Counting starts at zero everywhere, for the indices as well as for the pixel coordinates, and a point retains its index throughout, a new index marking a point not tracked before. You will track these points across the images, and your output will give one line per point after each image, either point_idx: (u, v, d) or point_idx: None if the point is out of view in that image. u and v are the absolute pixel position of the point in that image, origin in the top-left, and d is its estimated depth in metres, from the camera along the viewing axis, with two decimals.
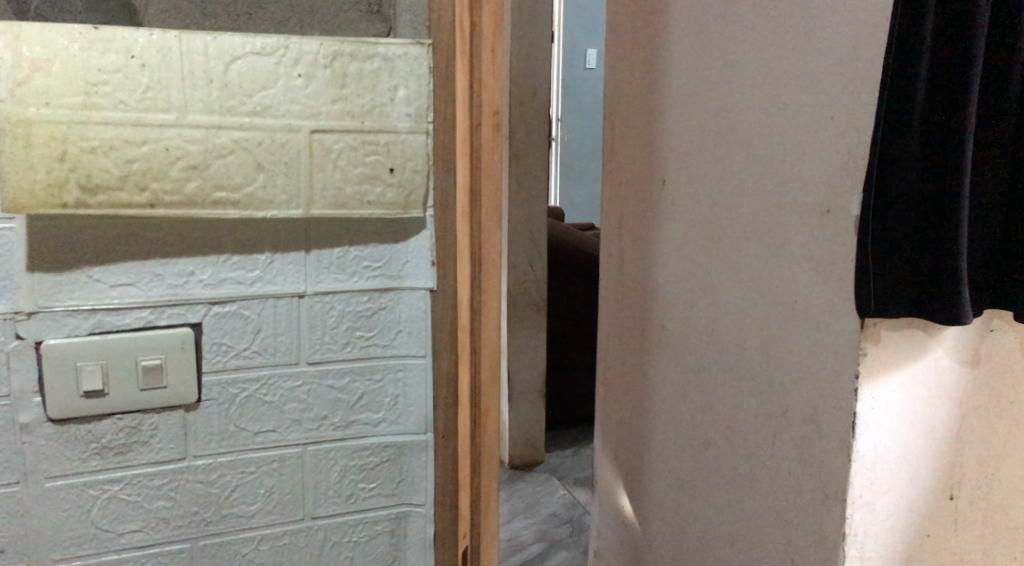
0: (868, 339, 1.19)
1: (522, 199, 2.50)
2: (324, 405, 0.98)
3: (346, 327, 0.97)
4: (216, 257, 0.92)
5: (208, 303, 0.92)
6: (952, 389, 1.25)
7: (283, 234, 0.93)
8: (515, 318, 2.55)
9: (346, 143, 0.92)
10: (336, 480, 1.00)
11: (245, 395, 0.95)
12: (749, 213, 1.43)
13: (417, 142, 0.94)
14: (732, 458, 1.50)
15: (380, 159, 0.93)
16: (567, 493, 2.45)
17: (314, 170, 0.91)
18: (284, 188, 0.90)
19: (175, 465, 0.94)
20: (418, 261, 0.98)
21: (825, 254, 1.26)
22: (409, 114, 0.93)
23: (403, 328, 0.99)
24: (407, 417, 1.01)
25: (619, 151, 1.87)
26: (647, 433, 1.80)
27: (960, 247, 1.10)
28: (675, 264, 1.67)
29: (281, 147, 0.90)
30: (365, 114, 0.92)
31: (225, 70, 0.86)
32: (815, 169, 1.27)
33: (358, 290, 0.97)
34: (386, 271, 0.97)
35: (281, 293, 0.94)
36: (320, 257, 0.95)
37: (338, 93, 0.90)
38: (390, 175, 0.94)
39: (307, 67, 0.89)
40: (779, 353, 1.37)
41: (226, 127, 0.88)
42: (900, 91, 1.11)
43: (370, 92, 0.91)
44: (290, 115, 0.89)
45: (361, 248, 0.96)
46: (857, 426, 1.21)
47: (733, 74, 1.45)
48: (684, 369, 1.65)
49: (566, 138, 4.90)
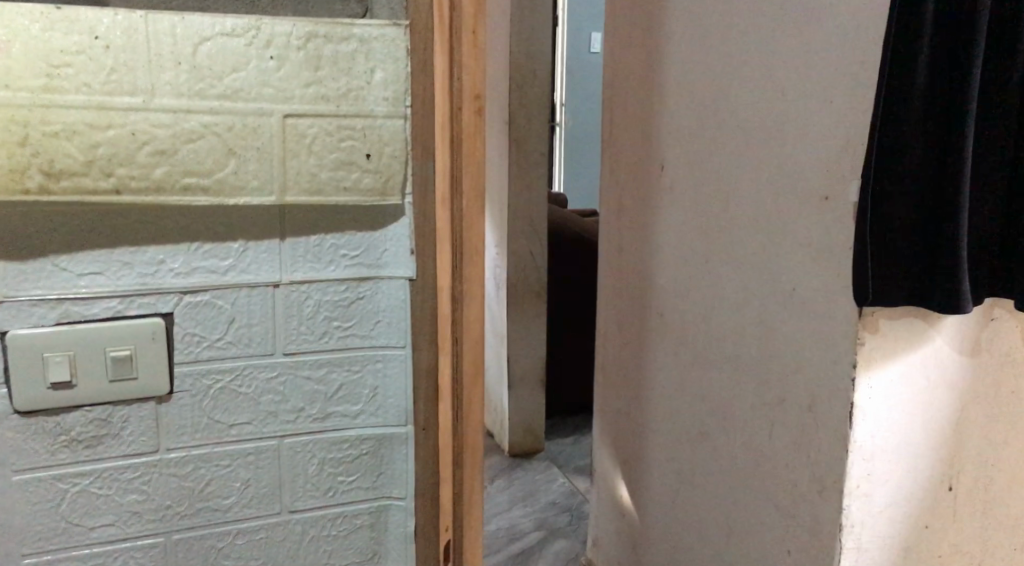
0: (866, 328, 1.17)
1: (521, 186, 2.48)
2: (301, 397, 0.97)
3: (323, 317, 0.95)
4: (187, 245, 0.90)
5: (180, 292, 0.91)
6: (953, 379, 1.22)
7: (258, 222, 0.91)
8: (514, 306, 2.53)
9: (320, 127, 0.90)
10: (314, 473, 0.99)
11: (219, 386, 0.94)
12: (746, 200, 1.41)
13: (395, 126, 0.92)
14: (729, 448, 1.49)
15: (356, 144, 0.91)
16: (567, 481, 2.44)
17: (287, 156, 0.89)
18: (256, 173, 0.89)
19: (147, 458, 0.93)
20: (397, 250, 0.96)
21: (824, 241, 1.24)
22: (386, 98, 0.91)
23: (382, 318, 0.97)
24: (387, 409, 0.99)
25: (617, 135, 1.84)
26: (645, 423, 1.79)
27: (962, 235, 1.08)
28: (672, 252, 1.65)
29: (253, 132, 0.88)
30: (340, 98, 0.89)
31: (193, 51, 0.85)
32: (814, 155, 1.24)
33: (335, 279, 0.95)
34: (364, 259, 0.95)
35: (255, 282, 0.92)
36: (295, 245, 0.93)
37: (311, 77, 0.88)
38: (366, 160, 0.91)
39: (280, 49, 0.87)
40: (777, 342, 1.35)
41: (195, 111, 0.86)
42: (901, 72, 1.08)
43: (344, 75, 0.89)
44: (263, 98, 0.87)
45: (338, 236, 0.94)
46: (853, 416, 1.19)
47: (731, 57, 1.42)
48: (682, 359, 1.63)
49: (570, 122, 4.87)
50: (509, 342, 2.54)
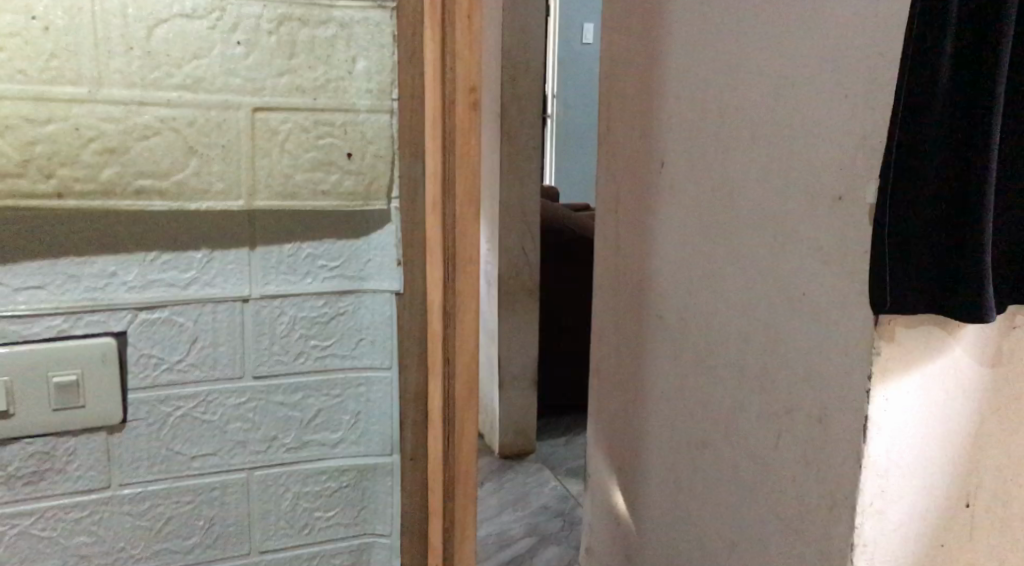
0: (882, 336, 1.10)
1: (513, 179, 2.40)
2: (273, 425, 0.89)
3: (299, 336, 0.88)
4: (143, 255, 0.82)
5: (135, 308, 0.83)
6: (973, 391, 1.16)
7: (227, 227, 0.84)
8: (505, 303, 2.46)
9: (295, 123, 0.82)
10: (288, 508, 0.91)
11: (180, 414, 0.86)
12: (752, 198, 1.34)
13: (379, 121, 0.85)
14: (732, 458, 1.42)
15: (336, 142, 0.84)
16: (559, 484, 2.37)
17: (257, 155, 0.82)
18: (221, 174, 0.81)
19: (97, 495, 0.85)
20: (383, 260, 0.89)
21: (836, 244, 1.17)
22: (370, 90, 0.84)
23: (365, 336, 0.90)
24: (369, 436, 0.93)
25: (614, 129, 1.77)
26: (642, 430, 1.72)
27: (986, 239, 1.01)
28: (672, 256, 1.58)
29: (218, 128, 0.80)
30: (318, 90, 0.82)
31: (147, 35, 0.76)
32: (825, 152, 1.17)
33: (313, 293, 0.88)
34: (345, 271, 0.88)
35: (221, 296, 0.85)
36: (267, 254, 0.86)
37: (284, 65, 0.81)
38: (347, 160, 0.85)
39: (248, 33, 0.79)
40: (785, 349, 1.28)
41: (150, 103, 0.78)
42: (926, 64, 1.00)
43: (321, 64, 0.82)
44: (228, 89, 0.79)
45: (315, 245, 0.87)
46: (867, 430, 1.12)
47: (737, 47, 1.35)
48: (682, 365, 1.56)
49: (561, 114, 4.79)
50: (500, 341, 2.47)
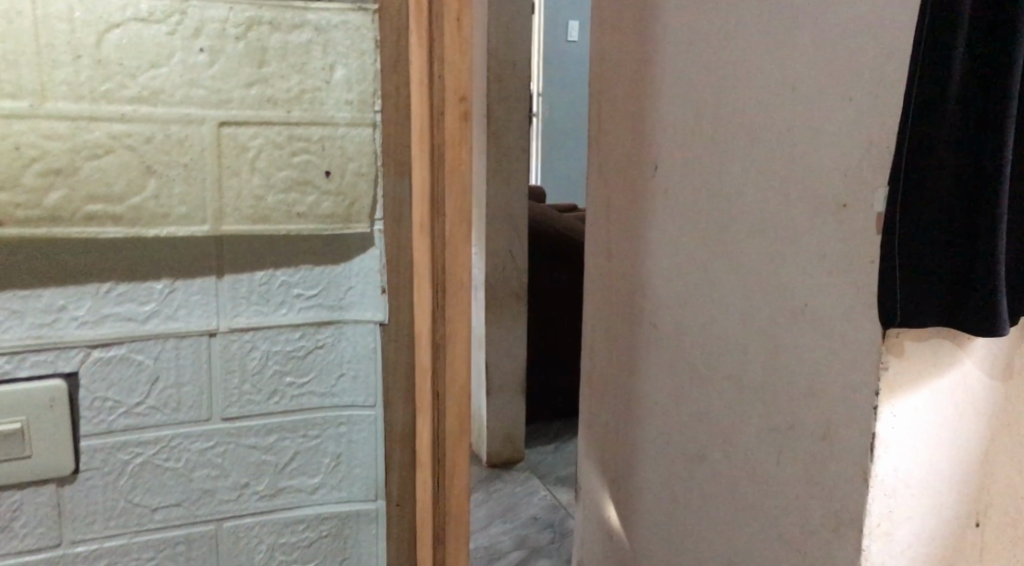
0: (890, 351, 1.05)
1: (500, 182, 2.34)
2: (245, 470, 0.83)
3: (273, 372, 0.83)
4: (96, 287, 0.76)
5: (87, 347, 0.77)
6: (984, 406, 1.11)
7: (194, 253, 0.78)
8: (492, 308, 2.41)
9: (267, 137, 0.77)
10: (261, 561, 0.86)
11: (139, 462, 0.80)
12: (751, 206, 1.29)
13: (360, 136, 0.79)
14: (730, 474, 1.38)
15: (312, 160, 0.79)
16: (549, 494, 2.32)
17: (224, 175, 0.76)
18: (183, 197, 0.76)
19: (47, 554, 0.79)
20: (365, 289, 0.83)
21: (841, 253, 1.12)
22: (350, 102, 0.79)
23: (346, 372, 0.85)
24: (352, 481, 0.87)
25: (606, 131, 1.73)
26: (636, 443, 1.67)
27: (1000, 248, 0.96)
28: (667, 266, 1.53)
29: (180, 144, 0.75)
30: (292, 101, 0.77)
31: (97, 42, 0.71)
32: (829, 158, 1.13)
33: (288, 325, 0.82)
34: (324, 300, 0.83)
35: (186, 330, 0.79)
36: (236, 283, 0.80)
37: (254, 74, 0.75)
38: (325, 180, 0.79)
39: (212, 39, 0.74)
40: (787, 362, 1.23)
41: (99, 119, 0.72)
42: (936, 65, 0.95)
43: (294, 72, 0.77)
44: (191, 102, 0.74)
45: (290, 273, 0.82)
46: (874, 449, 1.07)
47: (736, 48, 1.30)
48: (678, 377, 1.52)
49: (547, 113, 4.74)
50: (487, 347, 2.41)
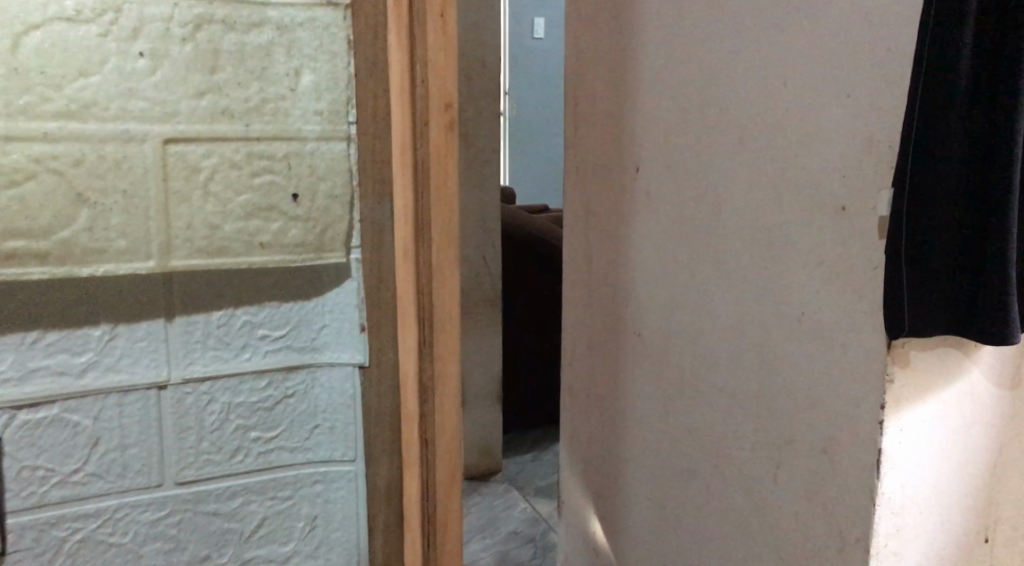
0: (895, 362, 1.00)
1: (472, 185, 2.27)
2: (203, 542, 0.77)
3: (235, 428, 0.76)
4: (21, 338, 0.69)
5: (13, 408, 0.70)
6: (990, 417, 1.09)
7: (139, 294, 0.72)
8: (467, 315, 2.33)
9: (222, 156, 0.71)
10: None
11: (78, 540, 0.73)
12: (742, 211, 1.24)
13: (329, 151, 0.74)
14: (725, 489, 1.33)
15: (276, 181, 0.73)
16: (529, 506, 2.25)
17: (172, 200, 0.71)
18: (122, 227, 0.70)
19: None
20: (342, 327, 0.78)
21: (841, 259, 1.06)
22: (319, 113, 0.73)
23: (321, 422, 0.79)
24: (330, 544, 0.81)
25: (583, 133, 1.67)
26: (622, 456, 1.62)
27: (1011, 252, 0.91)
28: (652, 275, 1.49)
29: (118, 166, 0.69)
30: (250, 113, 0.71)
31: (16, 47, 0.65)
32: (825, 160, 1.07)
33: (252, 371, 0.76)
34: (292, 342, 0.77)
35: (136, 382, 0.72)
36: (191, 325, 0.73)
37: (205, 82, 0.70)
38: (292, 203, 0.74)
39: (154, 41, 0.68)
40: (786, 373, 1.18)
41: (20, 138, 0.66)
42: (946, 57, 0.89)
43: (253, 79, 0.71)
44: (130, 116, 0.68)
45: (254, 311, 0.75)
46: (881, 465, 1.02)
47: (723, 45, 1.25)
48: (666, 388, 1.47)
49: (514, 113, 4.67)
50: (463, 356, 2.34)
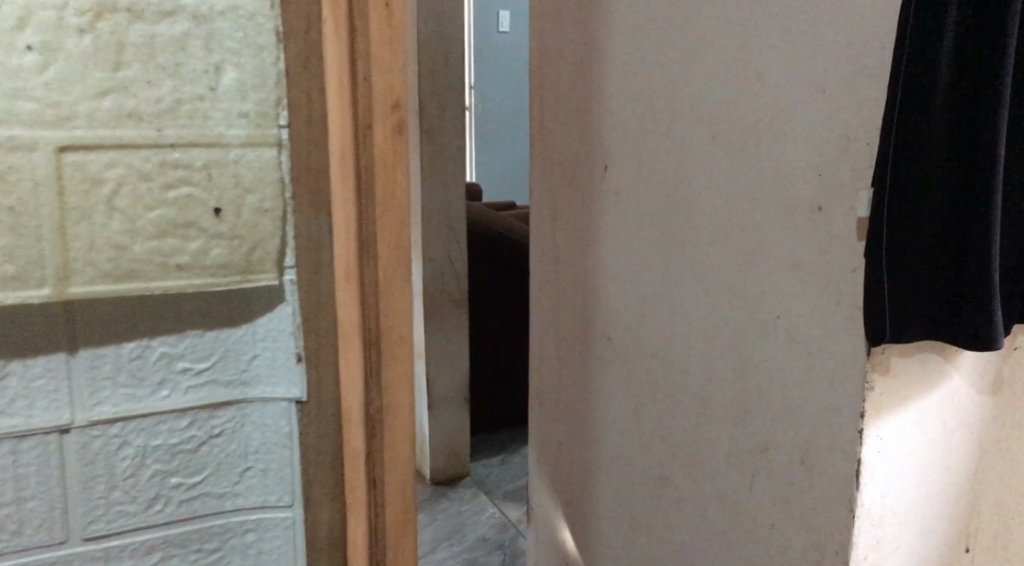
0: (874, 369, 0.96)
1: (436, 183, 2.21)
2: None
3: (154, 473, 0.69)
4: None
5: None
6: (971, 422, 1.06)
7: (40, 326, 0.64)
8: (432, 316, 2.27)
9: (131, 166, 0.63)
10: None
11: None
12: (713, 211, 1.20)
13: (259, 157, 0.67)
14: (698, 497, 1.30)
15: (196, 194, 0.65)
16: (497, 511, 2.20)
17: (71, 221, 0.62)
18: (13, 252, 0.61)
19: None
20: (272, 357, 0.71)
21: (817, 262, 1.02)
22: (244, 116, 0.66)
23: (252, 463, 0.72)
24: None
25: (549, 129, 1.62)
26: (592, 462, 1.58)
27: (994, 254, 0.87)
28: (621, 277, 1.45)
29: (9, 181, 0.60)
30: (164, 116, 0.63)
31: None
32: (799, 159, 1.03)
33: (172, 408, 0.69)
34: (220, 372, 0.70)
35: (33, 426, 0.65)
36: (98, 358, 0.66)
37: (108, 81, 0.61)
38: (214, 219, 0.66)
39: (47, 34, 0.60)
40: (761, 379, 1.14)
41: None
42: (928, 48, 0.84)
43: (165, 76, 0.63)
44: (19, 122, 0.60)
45: (174, 341, 0.68)
46: (860, 475, 0.99)
47: (693, 40, 1.20)
48: (637, 393, 1.44)
49: (480, 107, 4.61)
50: (428, 358, 2.28)
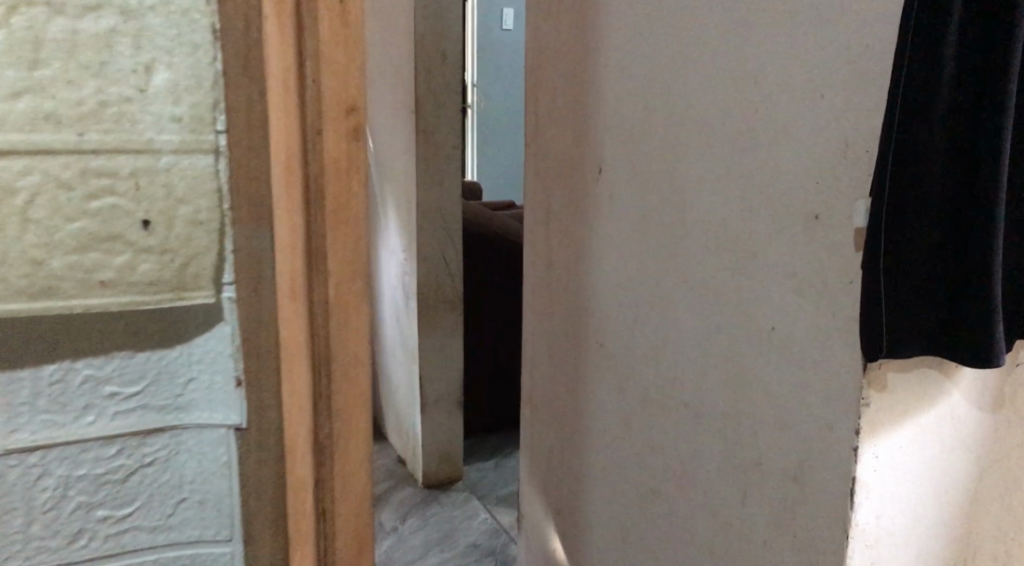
0: (871, 385, 0.93)
1: (432, 182, 2.17)
2: None
3: (76, 525, 0.59)
4: None
5: None
6: (970, 440, 1.03)
7: None
8: (426, 318, 2.24)
9: (45, 171, 0.53)
10: None
11: None
12: (708, 217, 1.17)
13: (195, 162, 0.57)
14: (690, 511, 1.26)
15: (122, 202, 0.55)
16: (490, 516, 2.17)
17: None
18: None
19: None
20: (216, 392, 0.61)
21: (813, 272, 0.99)
22: (179, 114, 0.56)
23: (192, 511, 0.62)
24: None
25: (544, 130, 1.58)
26: (583, 471, 1.55)
27: (996, 268, 0.84)
28: (614, 282, 1.42)
29: None
30: (85, 113, 0.53)
31: None
32: (796, 166, 1.00)
33: (97, 452, 0.59)
34: (155, 410, 0.60)
35: None
36: (10, 393, 0.57)
37: (17, 76, 0.52)
38: (143, 231, 0.56)
39: None
40: (755, 391, 1.11)
41: None
42: (926, 49, 0.81)
43: (86, 74, 0.53)
44: None
45: (100, 372, 0.58)
46: (855, 495, 0.95)
47: (690, 41, 1.17)
48: (628, 402, 1.40)
49: (481, 104, 4.57)
50: (422, 360, 2.24)
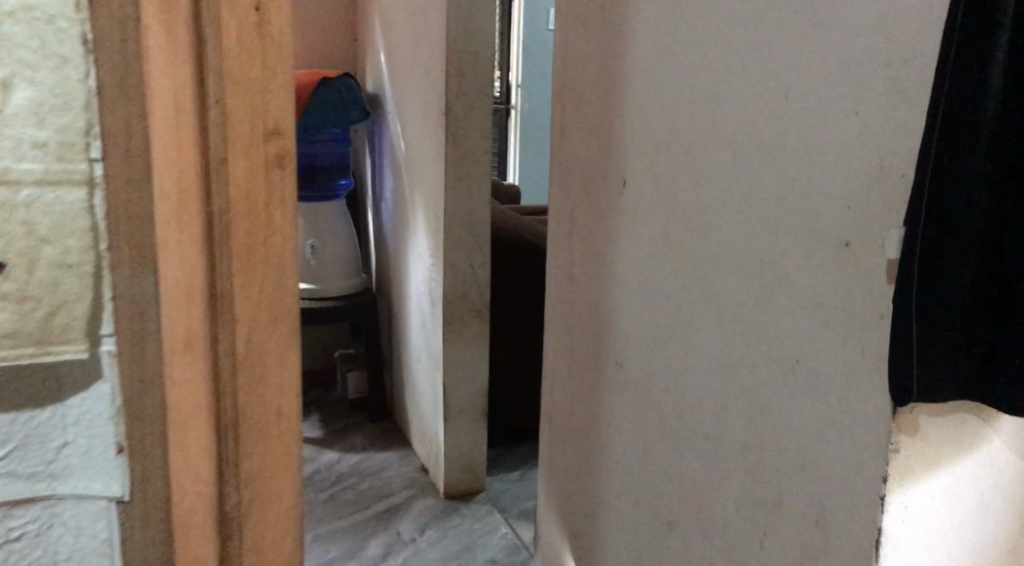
0: (901, 429, 0.85)
1: (460, 188, 2.12)
2: None
3: None
4: None
5: None
6: (1005, 493, 0.96)
7: None
8: (451, 325, 2.18)
9: None
10: None
11: None
12: (732, 238, 1.09)
13: (60, 200, 0.52)
14: (706, 548, 1.19)
15: None
16: (510, 531, 2.11)
17: None
18: None
19: None
20: (90, 448, 0.56)
21: (841, 303, 0.91)
22: (41, 149, 0.51)
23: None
24: None
25: (571, 139, 1.53)
26: (601, 495, 1.48)
27: None
28: (635, 301, 1.35)
29: None
30: None
31: None
32: (825, 187, 0.92)
33: None
34: (22, 462, 0.55)
35: None
36: None
37: None
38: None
39: None
40: (775, 425, 1.03)
41: None
42: (974, 60, 0.73)
43: None
44: None
45: None
46: (880, 546, 0.87)
47: (719, 50, 1.09)
48: (646, 426, 1.33)
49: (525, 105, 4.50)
50: (445, 368, 2.19)
